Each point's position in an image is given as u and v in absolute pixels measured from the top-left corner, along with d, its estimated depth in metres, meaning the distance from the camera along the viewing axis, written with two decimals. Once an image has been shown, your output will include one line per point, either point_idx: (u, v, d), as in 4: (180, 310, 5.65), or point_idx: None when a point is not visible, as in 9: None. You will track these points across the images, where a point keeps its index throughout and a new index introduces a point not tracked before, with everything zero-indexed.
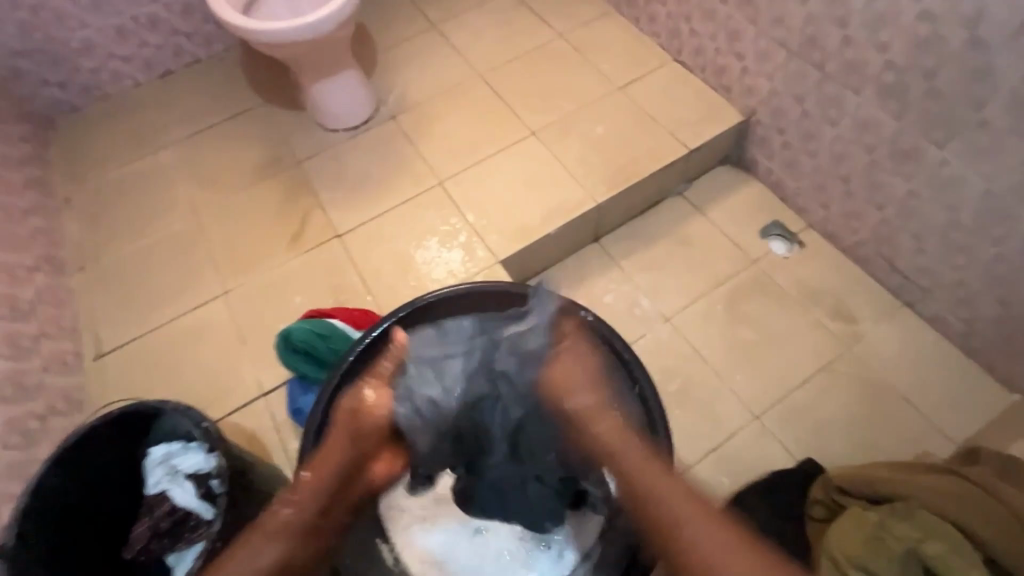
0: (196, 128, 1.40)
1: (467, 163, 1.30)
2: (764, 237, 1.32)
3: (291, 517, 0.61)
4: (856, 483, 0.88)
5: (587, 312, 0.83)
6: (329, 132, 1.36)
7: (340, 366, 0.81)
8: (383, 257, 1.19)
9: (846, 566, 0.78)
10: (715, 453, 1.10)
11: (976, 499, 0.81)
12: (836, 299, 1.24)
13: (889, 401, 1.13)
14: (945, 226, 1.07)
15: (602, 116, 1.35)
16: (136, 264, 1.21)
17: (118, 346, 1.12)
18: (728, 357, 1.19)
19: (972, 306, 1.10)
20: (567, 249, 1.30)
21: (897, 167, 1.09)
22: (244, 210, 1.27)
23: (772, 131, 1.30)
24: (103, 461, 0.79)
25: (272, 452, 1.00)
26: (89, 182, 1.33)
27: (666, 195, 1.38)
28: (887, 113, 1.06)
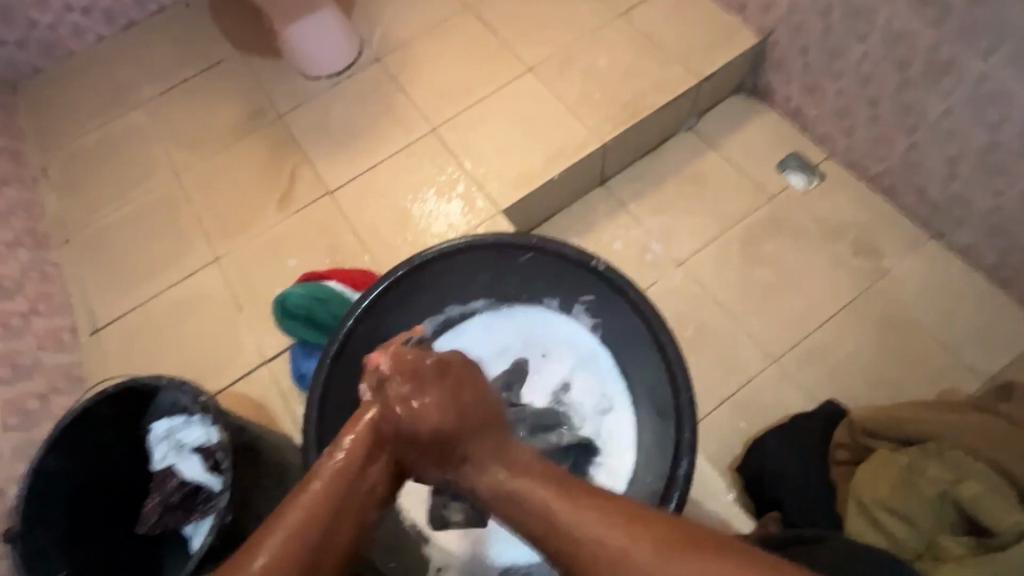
0: (168, 84, 1.30)
1: (461, 106, 1.21)
2: (782, 171, 1.24)
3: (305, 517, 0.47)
4: (884, 424, 0.86)
5: (598, 261, 0.77)
6: (310, 80, 1.26)
7: (338, 332, 0.76)
8: (378, 213, 1.13)
9: (876, 510, 0.78)
10: (733, 399, 1.07)
11: (1013, 439, 0.79)
12: (859, 234, 1.17)
13: (914, 338, 1.09)
14: (984, 148, 0.98)
15: (605, 46, 1.24)
16: (120, 234, 1.16)
17: (112, 320, 1.09)
18: (745, 300, 1.14)
19: (1009, 233, 1.03)
20: (572, 194, 1.23)
21: (932, 85, 0.99)
22: (228, 171, 1.20)
23: (792, 53, 1.18)
24: (104, 439, 0.77)
25: (280, 419, 0.98)
26: (62, 149, 1.25)
27: (677, 130, 1.28)
28: (925, 23, 0.95)
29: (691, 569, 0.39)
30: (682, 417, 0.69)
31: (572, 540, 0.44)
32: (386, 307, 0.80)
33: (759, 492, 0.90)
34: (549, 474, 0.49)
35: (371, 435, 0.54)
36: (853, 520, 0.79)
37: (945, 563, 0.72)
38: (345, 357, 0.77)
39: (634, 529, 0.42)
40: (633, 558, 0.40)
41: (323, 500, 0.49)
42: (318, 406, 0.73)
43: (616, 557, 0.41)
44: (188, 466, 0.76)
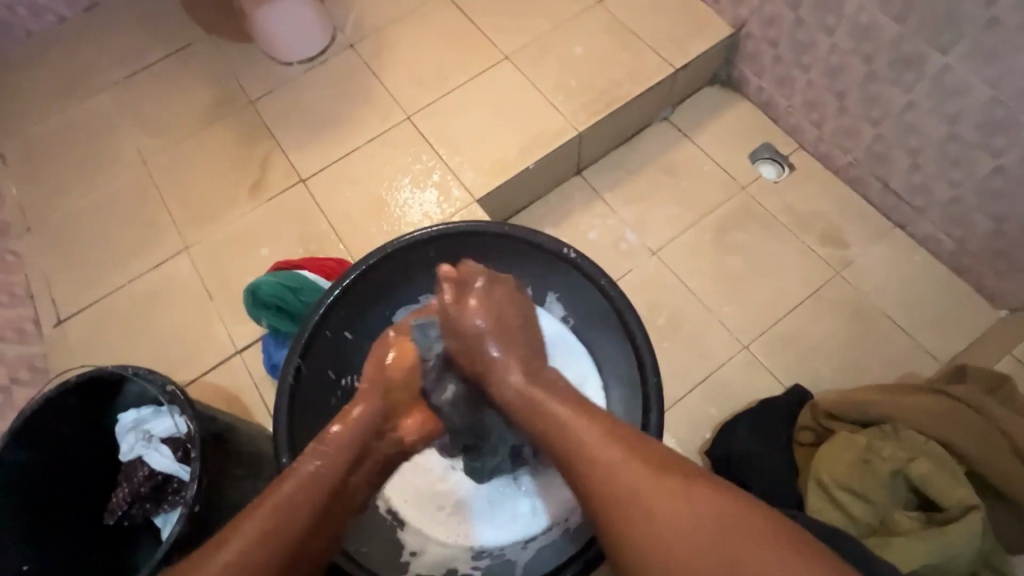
0: (134, 67, 1.26)
1: (437, 94, 1.20)
2: (753, 162, 1.26)
3: (293, 497, 0.54)
4: (845, 407, 0.89)
5: (570, 249, 0.78)
6: (282, 66, 1.24)
7: (309, 321, 0.76)
8: (352, 201, 1.12)
9: (833, 489, 0.81)
10: (703, 384, 1.10)
11: (962, 419, 0.83)
12: (827, 223, 1.20)
13: (877, 324, 1.13)
14: (944, 139, 1.01)
15: (580, 35, 1.24)
16: (84, 222, 1.13)
17: (77, 310, 1.06)
18: (717, 288, 1.16)
19: (965, 223, 1.07)
20: (547, 183, 1.23)
21: (896, 77, 1.02)
22: (197, 158, 1.17)
23: (764, 44, 1.20)
24: (69, 430, 0.76)
25: (254, 409, 0.97)
26: (22, 134, 1.21)
27: (652, 121, 1.29)
28: (889, 16, 0.97)
29: (658, 498, 0.47)
30: (649, 401, 0.71)
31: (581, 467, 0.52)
32: (357, 296, 0.80)
33: (726, 474, 0.92)
34: (558, 415, 0.56)
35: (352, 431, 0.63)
36: (813, 499, 0.82)
37: (897, 537, 0.75)
38: (316, 345, 0.76)
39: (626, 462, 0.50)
40: (618, 481, 0.49)
41: (307, 486, 0.56)
42: (289, 395, 0.72)
43: (607, 483, 0.49)
44: (156, 457, 0.75)
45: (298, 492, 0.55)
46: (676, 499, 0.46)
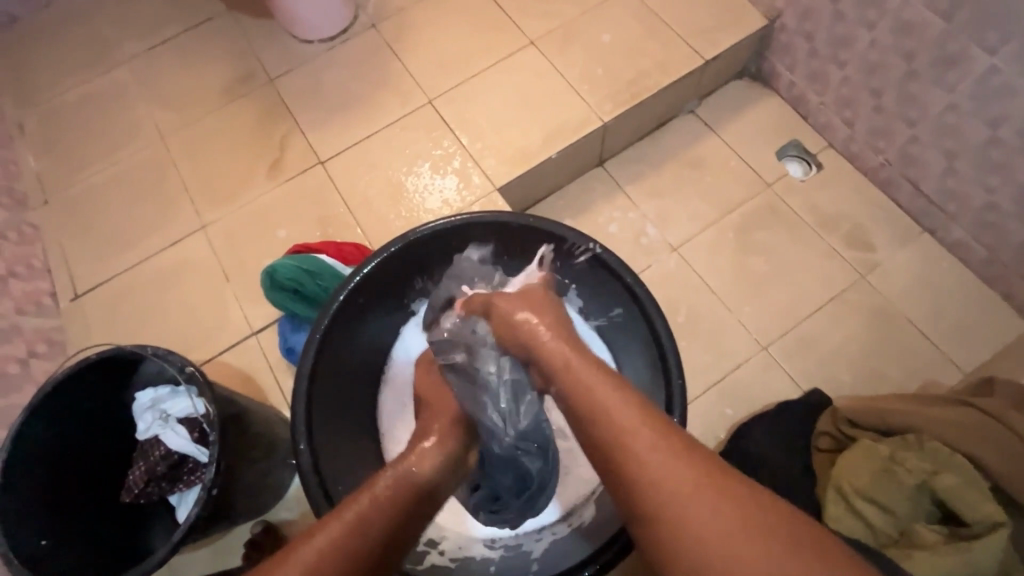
0: (152, 41, 1.24)
1: (459, 78, 1.17)
2: (780, 159, 1.23)
3: (382, 497, 0.52)
4: (866, 415, 0.87)
5: (594, 245, 0.77)
6: (303, 44, 1.22)
7: (329, 307, 0.75)
8: (371, 185, 1.10)
9: (853, 496, 0.80)
10: (719, 385, 1.09)
11: (990, 432, 0.82)
12: (854, 225, 1.18)
13: (900, 331, 1.10)
14: (983, 143, 0.98)
15: (608, 22, 1.20)
16: (101, 197, 1.12)
17: (94, 286, 1.06)
18: (737, 288, 1.14)
19: (999, 231, 1.05)
20: (568, 174, 1.21)
21: (937, 77, 0.99)
22: (215, 135, 1.16)
23: (798, 38, 1.16)
24: (86, 407, 0.76)
25: (269, 391, 0.97)
26: (42, 105, 1.20)
27: (678, 113, 1.26)
28: (936, 12, 0.93)
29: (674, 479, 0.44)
30: (672, 400, 0.69)
31: (593, 428, 0.50)
32: (377, 282, 0.79)
33: None
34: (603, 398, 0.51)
35: (440, 446, 0.62)
36: (832, 508, 0.81)
37: (921, 550, 0.74)
38: (335, 331, 0.75)
39: (652, 440, 0.47)
40: (635, 459, 0.46)
41: (401, 485, 0.55)
42: (307, 379, 0.71)
43: (632, 451, 0.47)
44: (173, 437, 0.75)
45: (394, 494, 0.53)
46: (698, 483, 0.43)
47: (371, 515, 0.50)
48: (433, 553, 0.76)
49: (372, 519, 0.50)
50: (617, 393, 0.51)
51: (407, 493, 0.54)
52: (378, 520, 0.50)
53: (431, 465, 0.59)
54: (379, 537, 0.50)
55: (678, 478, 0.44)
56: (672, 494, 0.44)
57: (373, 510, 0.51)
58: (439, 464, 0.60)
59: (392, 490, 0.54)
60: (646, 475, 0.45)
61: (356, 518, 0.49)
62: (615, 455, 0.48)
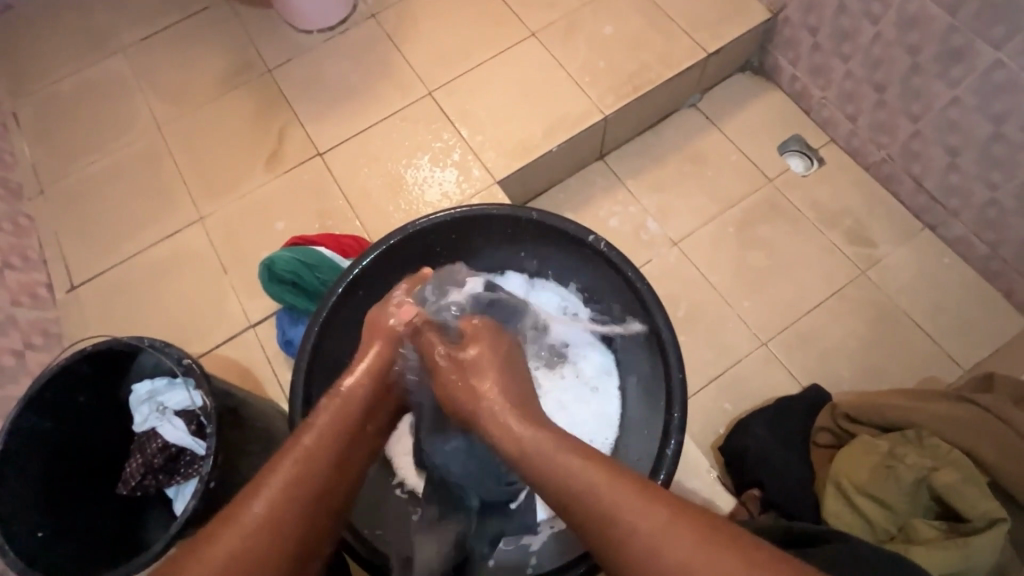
0: (149, 30, 1.23)
1: (459, 70, 1.16)
2: (782, 154, 1.22)
3: (311, 449, 0.53)
4: (867, 411, 0.87)
5: (596, 238, 0.75)
6: (302, 35, 1.20)
7: (327, 299, 0.74)
8: (370, 177, 1.09)
9: (852, 492, 0.80)
10: (718, 380, 1.08)
11: (991, 428, 0.81)
12: (855, 221, 1.17)
13: (900, 327, 1.10)
14: (986, 139, 0.98)
15: (610, 14, 1.19)
16: (97, 188, 1.11)
17: (90, 277, 1.05)
18: (737, 283, 1.14)
19: (1000, 227, 1.04)
20: (569, 167, 1.20)
21: (941, 72, 0.98)
22: (213, 126, 1.14)
23: (802, 31, 1.15)
24: (82, 399, 0.76)
25: (267, 383, 0.97)
26: (37, 94, 1.18)
27: (679, 107, 1.25)
28: (941, 6, 0.93)
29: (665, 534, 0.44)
30: (673, 396, 0.69)
31: (577, 505, 0.48)
32: (377, 275, 0.78)
33: (741, 471, 0.91)
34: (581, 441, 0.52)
35: (365, 381, 0.61)
36: (831, 503, 0.81)
37: (918, 546, 0.74)
38: (333, 324, 0.75)
39: (641, 509, 0.46)
40: (631, 532, 0.45)
41: (328, 431, 0.55)
42: (305, 372, 0.71)
43: (626, 526, 0.45)
44: (170, 430, 0.75)
45: (321, 440, 0.55)
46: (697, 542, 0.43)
47: (301, 468, 0.52)
48: None
49: (304, 471, 0.52)
50: (591, 466, 0.49)
51: (337, 437, 0.56)
52: (310, 471, 0.52)
53: (357, 398, 0.59)
54: (318, 482, 0.52)
55: (679, 543, 0.44)
56: (676, 562, 0.43)
57: (303, 462, 0.52)
58: (368, 395, 0.60)
59: (322, 437, 0.55)
60: (645, 548, 0.44)
61: (286, 475, 0.51)
62: (609, 534, 0.46)
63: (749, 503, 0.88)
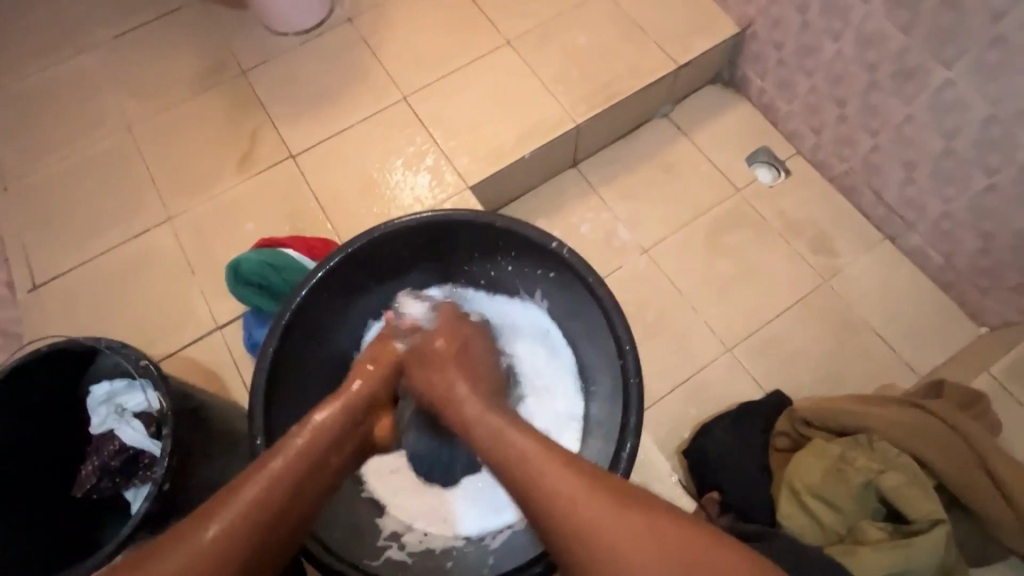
0: (123, 28, 1.22)
1: (434, 76, 1.17)
2: (749, 165, 1.25)
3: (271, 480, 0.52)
4: (822, 416, 0.89)
5: (558, 244, 0.77)
6: (277, 37, 1.20)
7: (290, 302, 0.74)
8: (343, 180, 1.10)
9: (805, 495, 0.82)
10: (685, 385, 1.10)
11: (937, 432, 0.85)
12: (818, 231, 1.20)
13: (860, 334, 1.13)
14: (940, 154, 1.02)
15: (584, 24, 1.21)
16: (63, 186, 1.10)
17: (54, 276, 1.04)
18: (705, 290, 1.16)
19: (954, 239, 1.08)
20: (542, 174, 1.22)
21: (897, 89, 1.01)
22: (184, 126, 1.14)
23: (769, 46, 1.19)
24: (37, 400, 0.74)
25: (232, 386, 0.96)
26: (3, 90, 1.17)
27: (651, 117, 1.28)
28: (896, 26, 0.96)
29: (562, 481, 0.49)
30: (630, 400, 0.70)
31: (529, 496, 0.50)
32: (341, 278, 0.78)
33: (701, 474, 0.93)
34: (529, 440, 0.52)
35: (341, 413, 0.62)
36: (784, 505, 0.83)
37: (866, 546, 0.76)
38: (296, 327, 0.75)
39: (590, 499, 0.47)
40: (574, 513, 0.47)
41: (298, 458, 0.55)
42: (266, 375, 0.70)
43: (574, 515, 0.47)
44: (128, 432, 0.74)
45: (289, 465, 0.54)
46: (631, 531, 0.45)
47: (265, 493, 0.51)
48: (393, 547, 0.76)
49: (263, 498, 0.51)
50: (546, 457, 0.52)
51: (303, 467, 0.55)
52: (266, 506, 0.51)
53: (331, 433, 0.60)
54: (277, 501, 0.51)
55: (619, 529, 0.45)
56: (613, 550, 0.45)
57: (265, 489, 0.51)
58: (338, 429, 0.60)
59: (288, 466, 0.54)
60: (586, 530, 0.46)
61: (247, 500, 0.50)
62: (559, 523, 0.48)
63: (707, 505, 0.90)
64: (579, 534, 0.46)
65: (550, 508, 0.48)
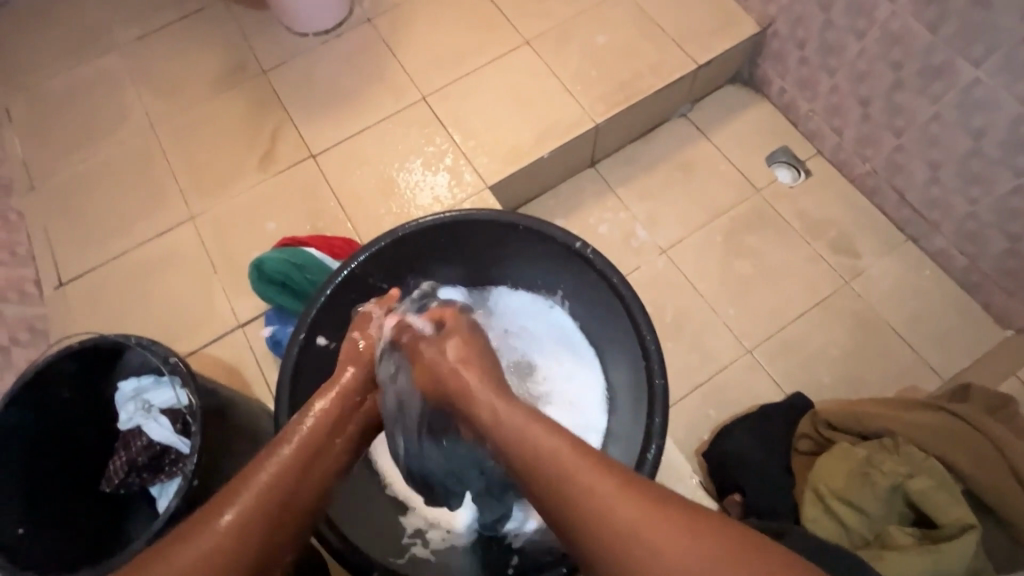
0: (146, 29, 1.23)
1: (453, 76, 1.17)
2: (769, 165, 1.24)
3: (278, 472, 0.53)
4: (846, 419, 0.89)
5: (582, 244, 0.77)
6: (298, 37, 1.21)
7: (316, 300, 0.75)
8: (363, 179, 1.10)
9: (829, 499, 0.82)
10: (704, 387, 1.10)
11: (965, 437, 0.84)
12: (839, 232, 1.19)
13: (882, 337, 1.12)
14: (967, 154, 1.00)
15: (603, 24, 1.21)
16: (88, 185, 1.11)
17: (79, 274, 1.05)
18: (724, 291, 1.16)
19: (979, 240, 1.06)
20: (560, 174, 1.21)
21: (923, 88, 1.00)
22: (206, 126, 1.15)
23: (790, 45, 1.18)
24: (67, 396, 0.76)
25: (254, 383, 0.97)
26: (29, 91, 1.18)
27: (670, 117, 1.27)
28: (923, 24, 0.95)
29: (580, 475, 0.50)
30: (655, 400, 0.70)
31: (580, 521, 0.47)
32: (365, 277, 0.79)
33: (722, 476, 0.92)
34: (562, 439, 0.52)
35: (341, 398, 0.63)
36: (810, 509, 0.82)
37: (892, 550, 0.76)
38: (321, 325, 0.76)
39: (634, 509, 0.46)
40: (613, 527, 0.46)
41: (300, 450, 0.56)
42: (293, 373, 0.71)
43: (624, 533, 0.45)
44: (156, 428, 0.75)
45: (293, 456, 0.55)
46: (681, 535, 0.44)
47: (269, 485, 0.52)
48: (418, 544, 0.77)
49: (273, 489, 0.52)
50: (576, 456, 0.51)
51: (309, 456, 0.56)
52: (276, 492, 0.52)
53: (329, 425, 0.60)
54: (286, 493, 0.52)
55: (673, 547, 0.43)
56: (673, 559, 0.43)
57: (274, 477, 0.53)
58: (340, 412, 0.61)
59: (293, 456, 0.55)
60: (640, 553, 0.44)
61: (255, 493, 0.51)
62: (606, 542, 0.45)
63: (730, 507, 0.90)
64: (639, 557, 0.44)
65: (596, 532, 0.46)
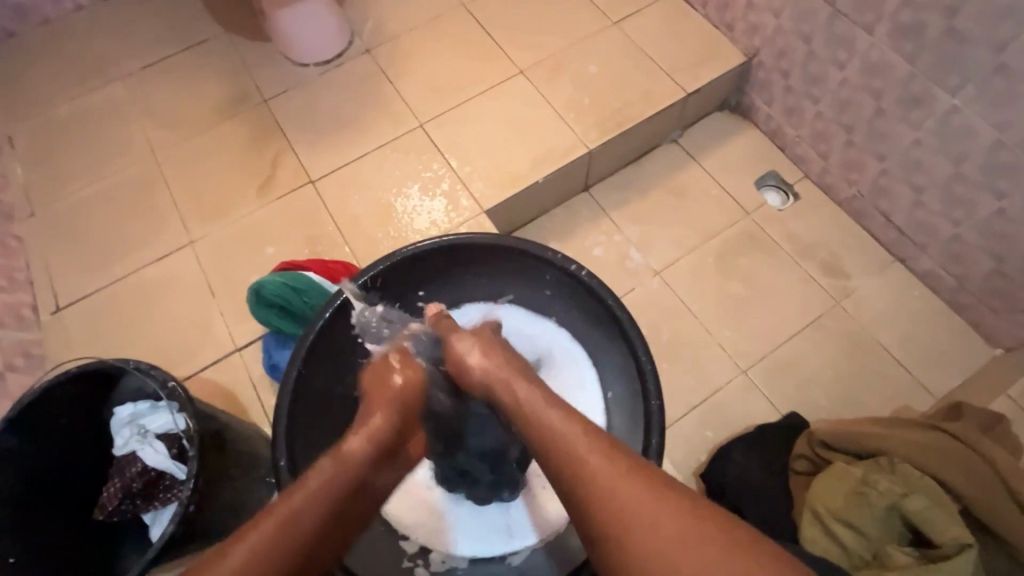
0: (149, 60, 1.26)
1: (449, 105, 1.21)
2: (759, 189, 1.27)
3: (324, 484, 0.52)
4: (842, 438, 0.89)
5: (580, 268, 0.78)
6: (299, 67, 1.24)
7: (315, 324, 0.76)
8: (361, 204, 1.12)
9: (828, 520, 0.82)
10: (701, 409, 1.10)
11: (960, 455, 0.84)
12: (828, 254, 1.22)
13: (875, 357, 1.13)
14: (948, 177, 1.03)
15: (594, 54, 1.25)
16: (88, 211, 1.12)
17: (75, 300, 1.05)
18: (717, 313, 1.17)
19: (964, 262, 1.09)
20: (555, 198, 1.24)
21: (903, 115, 1.04)
22: (207, 152, 1.17)
23: (775, 74, 1.22)
24: (63, 421, 0.75)
25: (250, 407, 0.97)
26: (34, 119, 1.21)
27: (661, 142, 1.31)
28: (900, 55, 0.99)
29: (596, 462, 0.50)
30: (651, 421, 0.71)
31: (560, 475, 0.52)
32: (364, 300, 0.80)
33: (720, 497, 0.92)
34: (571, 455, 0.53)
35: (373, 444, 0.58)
36: (808, 529, 0.83)
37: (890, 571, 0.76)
38: (319, 348, 0.77)
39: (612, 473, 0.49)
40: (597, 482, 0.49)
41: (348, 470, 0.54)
42: (291, 396, 0.72)
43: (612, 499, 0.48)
44: (151, 454, 0.74)
45: (330, 490, 0.52)
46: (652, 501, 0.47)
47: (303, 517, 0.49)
48: (419, 566, 0.76)
49: (285, 547, 0.48)
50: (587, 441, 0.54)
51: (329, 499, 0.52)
52: (312, 519, 0.50)
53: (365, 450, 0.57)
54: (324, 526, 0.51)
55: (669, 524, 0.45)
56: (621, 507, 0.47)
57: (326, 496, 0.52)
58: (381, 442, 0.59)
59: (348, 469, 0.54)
60: (627, 523, 0.46)
61: (306, 508, 0.50)
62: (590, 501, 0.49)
63: None
64: (637, 552, 0.45)
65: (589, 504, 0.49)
